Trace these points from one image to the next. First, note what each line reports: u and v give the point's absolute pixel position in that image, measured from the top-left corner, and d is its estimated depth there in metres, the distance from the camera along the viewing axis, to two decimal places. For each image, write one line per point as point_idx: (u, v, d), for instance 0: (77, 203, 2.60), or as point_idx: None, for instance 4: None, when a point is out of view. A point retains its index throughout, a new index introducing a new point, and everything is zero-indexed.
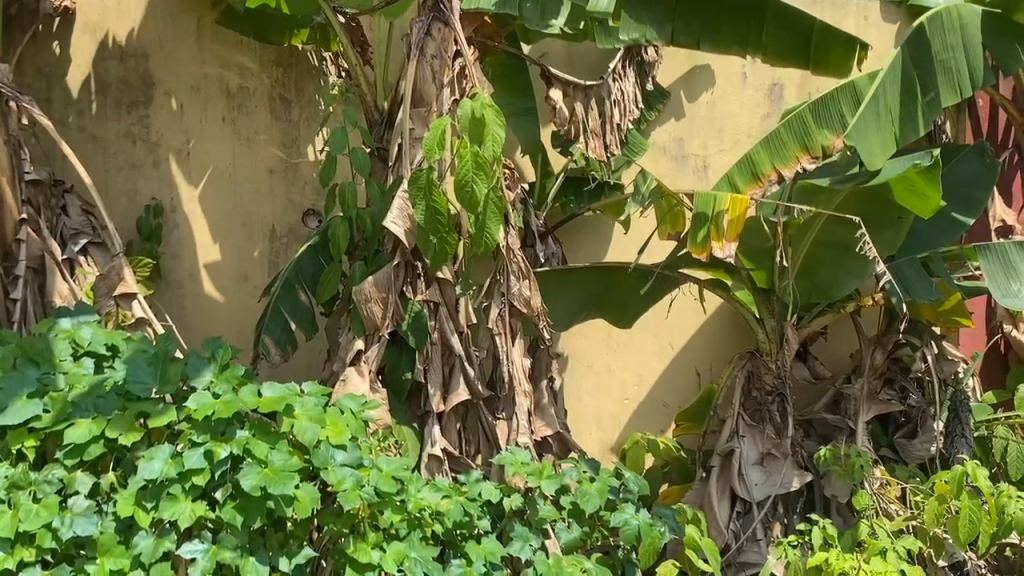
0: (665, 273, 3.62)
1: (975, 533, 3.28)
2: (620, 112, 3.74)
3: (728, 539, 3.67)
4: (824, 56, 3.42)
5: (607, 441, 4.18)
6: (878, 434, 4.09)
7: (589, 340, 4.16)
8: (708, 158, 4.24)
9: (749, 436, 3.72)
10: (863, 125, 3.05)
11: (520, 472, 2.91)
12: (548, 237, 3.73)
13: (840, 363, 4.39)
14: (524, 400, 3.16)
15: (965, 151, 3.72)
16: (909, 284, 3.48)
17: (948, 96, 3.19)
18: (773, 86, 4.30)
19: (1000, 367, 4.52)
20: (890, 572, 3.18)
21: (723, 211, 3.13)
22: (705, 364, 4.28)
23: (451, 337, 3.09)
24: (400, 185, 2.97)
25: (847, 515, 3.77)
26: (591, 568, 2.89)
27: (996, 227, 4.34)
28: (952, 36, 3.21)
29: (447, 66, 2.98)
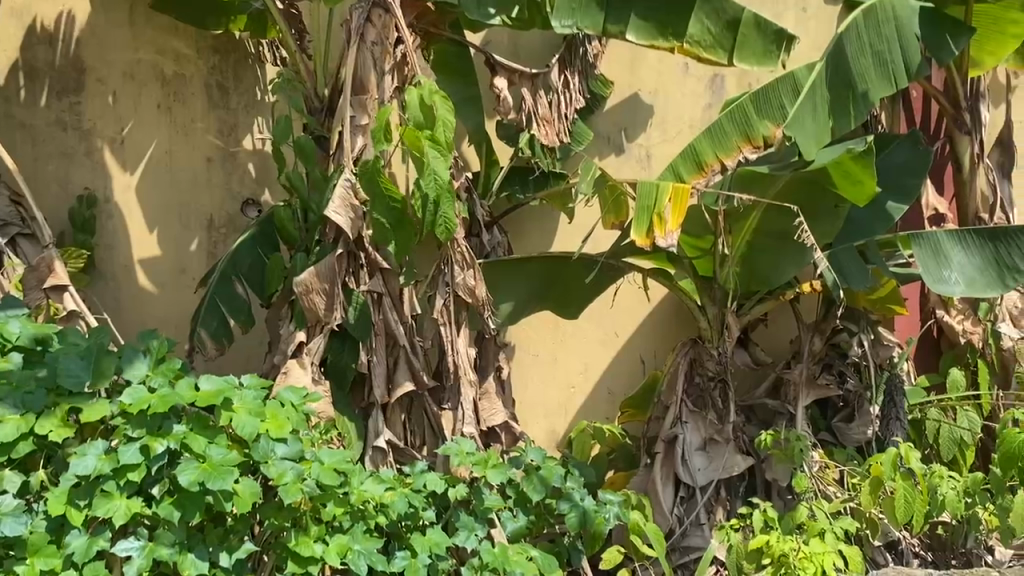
0: (609, 262, 3.65)
1: (910, 513, 3.36)
2: (565, 101, 3.79)
3: (673, 524, 3.74)
4: (749, 47, 3.44)
5: (555, 429, 4.20)
6: (817, 418, 4.17)
7: (536, 331, 4.17)
8: (651, 148, 4.26)
9: (691, 422, 3.78)
10: (800, 114, 3.17)
11: (466, 462, 2.89)
12: (493, 226, 3.70)
13: (780, 350, 4.48)
14: (469, 389, 3.15)
15: (898, 139, 3.83)
16: (848, 274, 3.54)
17: (884, 85, 3.25)
18: (714, 77, 4.35)
19: (932, 352, 4.66)
20: (828, 552, 3.25)
21: (665, 199, 3.16)
22: (649, 351, 4.32)
23: (395, 326, 3.06)
24: (342, 172, 2.92)
25: (788, 498, 3.82)
26: (536, 556, 2.91)
27: (929, 216, 4.46)
28: (885, 28, 3.29)
29: (387, 54, 2.98)
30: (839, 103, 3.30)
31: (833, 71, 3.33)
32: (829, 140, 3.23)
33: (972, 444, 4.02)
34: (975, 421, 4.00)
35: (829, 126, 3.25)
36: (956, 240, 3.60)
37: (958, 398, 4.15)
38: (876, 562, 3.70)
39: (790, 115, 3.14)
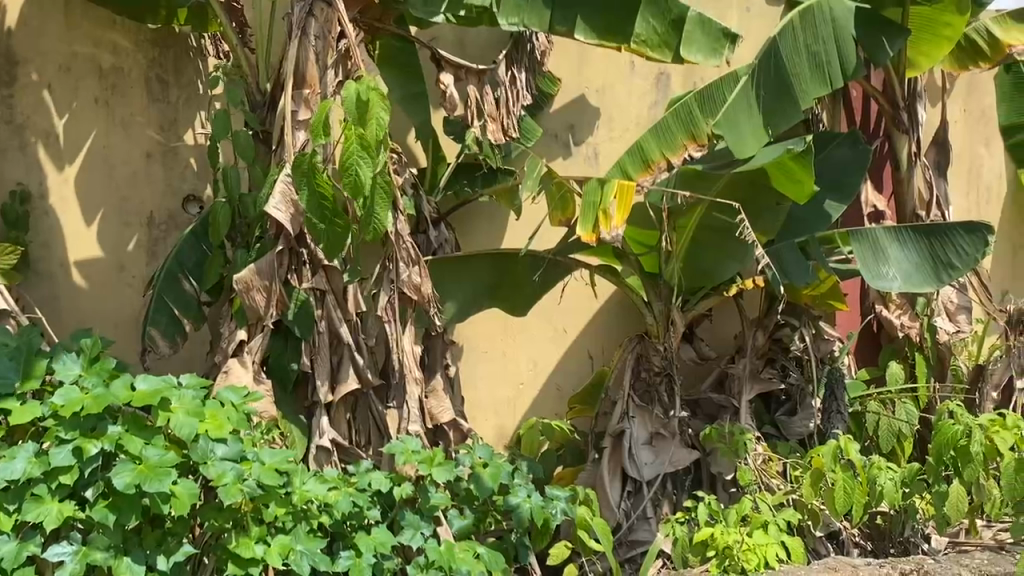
0: (555, 259, 3.66)
1: (849, 503, 3.44)
2: (511, 98, 3.75)
3: (620, 519, 3.77)
4: (694, 44, 3.48)
5: (504, 426, 4.18)
6: (760, 412, 4.23)
7: (484, 327, 4.12)
8: (598, 145, 4.27)
9: (639, 417, 3.80)
10: (733, 114, 3.26)
11: (411, 461, 2.87)
12: (441, 222, 3.64)
13: (724, 344, 4.54)
14: (414, 387, 3.14)
15: (839, 138, 3.92)
16: (788, 270, 3.61)
17: (819, 87, 3.32)
18: (660, 76, 4.38)
19: (872, 345, 4.76)
20: (771, 543, 3.34)
21: (610, 198, 3.17)
22: (596, 346, 4.35)
23: (340, 325, 3.03)
24: (282, 169, 2.89)
25: (732, 491, 3.89)
26: (482, 553, 2.91)
27: (868, 213, 4.56)
28: (822, 29, 3.36)
29: (330, 48, 2.96)
30: (776, 102, 3.35)
31: (770, 70, 3.38)
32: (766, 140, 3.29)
33: (910, 436, 4.10)
34: (913, 413, 4.08)
35: (763, 124, 3.32)
36: (893, 237, 3.68)
37: (898, 390, 4.25)
38: (818, 552, 3.75)
39: (722, 113, 3.23)
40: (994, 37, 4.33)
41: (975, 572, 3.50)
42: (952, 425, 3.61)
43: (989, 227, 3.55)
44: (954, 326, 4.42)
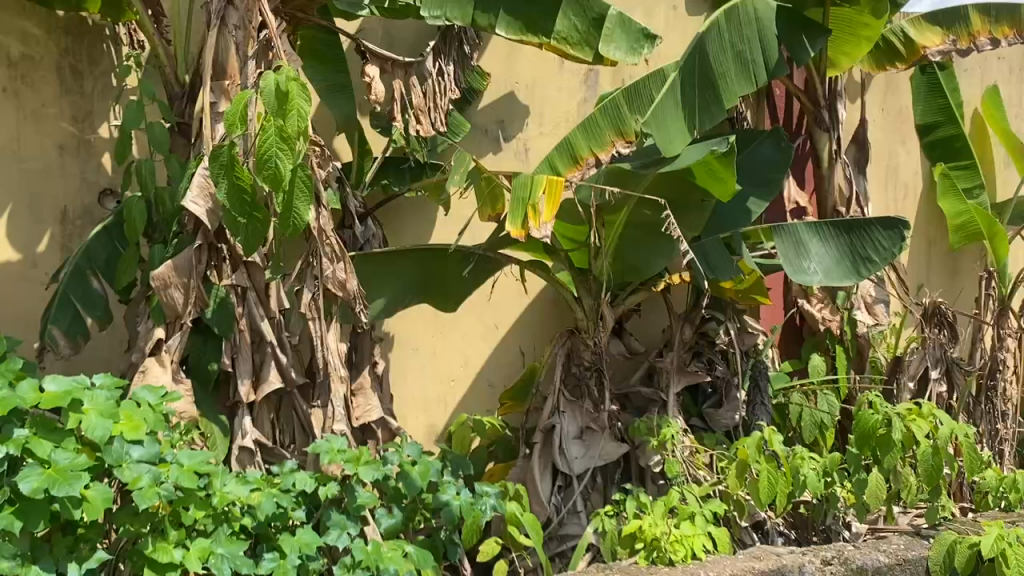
0: (487, 254, 3.62)
1: (773, 494, 3.50)
2: (438, 91, 3.68)
3: (551, 514, 3.78)
4: (614, 42, 3.49)
5: (434, 424, 4.13)
6: (688, 404, 4.28)
7: (413, 322, 4.08)
8: (528, 141, 4.26)
9: (569, 411, 3.82)
10: (660, 112, 3.27)
11: (337, 460, 2.83)
12: (367, 217, 3.60)
13: (652, 338, 4.60)
14: (340, 386, 3.09)
15: (761, 137, 4.02)
16: (714, 264, 3.66)
17: (745, 84, 3.39)
18: (588, 71, 4.40)
19: (795, 339, 4.88)
20: (698, 534, 3.41)
21: (540, 192, 3.17)
22: (528, 343, 4.35)
23: (260, 323, 2.99)
24: (200, 162, 2.82)
25: (661, 483, 3.91)
26: (411, 551, 2.89)
27: (791, 209, 4.67)
28: (747, 28, 3.44)
29: (251, 38, 2.90)
30: (700, 99, 3.39)
31: (696, 66, 3.41)
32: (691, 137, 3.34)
33: (832, 426, 4.21)
34: (834, 403, 4.22)
35: (689, 122, 3.37)
36: (814, 231, 3.77)
37: (820, 381, 4.35)
38: (744, 542, 3.81)
39: (650, 112, 3.24)
40: (910, 38, 4.46)
41: (892, 557, 3.62)
42: (872, 414, 3.70)
43: (906, 223, 3.66)
44: (873, 318, 4.55)
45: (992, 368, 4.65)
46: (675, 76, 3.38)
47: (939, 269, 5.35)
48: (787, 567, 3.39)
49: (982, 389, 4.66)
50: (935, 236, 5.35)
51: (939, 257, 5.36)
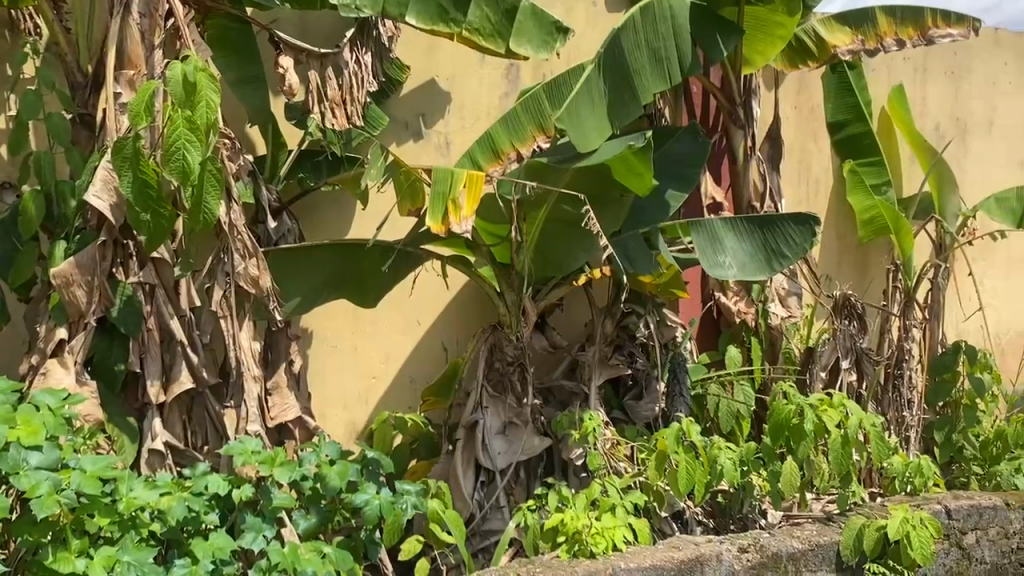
0: (407, 248, 3.58)
1: (691, 483, 3.58)
2: (357, 83, 3.61)
3: (473, 509, 3.78)
4: (526, 35, 3.51)
5: (355, 422, 4.07)
6: (609, 396, 4.33)
7: (331, 319, 4.00)
8: (449, 135, 4.20)
9: (491, 407, 3.81)
10: (576, 109, 3.29)
11: (251, 461, 2.76)
12: (283, 212, 3.50)
13: (574, 332, 4.63)
14: (254, 385, 3.01)
15: (679, 131, 4.04)
16: (633, 258, 3.70)
17: (659, 83, 3.44)
18: (509, 65, 4.36)
19: (712, 332, 4.96)
20: (618, 526, 3.45)
21: (460, 186, 3.16)
22: (451, 338, 4.28)
23: (170, 320, 2.90)
24: (103, 155, 2.72)
25: (583, 476, 3.95)
26: (330, 552, 2.84)
27: (708, 204, 4.74)
28: (662, 26, 3.48)
29: (156, 27, 2.84)
30: (616, 96, 3.44)
31: (612, 64, 3.45)
32: (608, 134, 3.38)
33: (748, 416, 4.34)
34: (750, 396, 4.35)
35: (607, 120, 3.41)
36: (730, 227, 3.85)
37: (735, 372, 4.46)
38: (663, 532, 3.84)
39: (566, 108, 3.25)
40: (820, 38, 4.59)
41: (806, 543, 3.72)
42: (786, 405, 3.80)
43: (817, 219, 3.74)
44: (786, 311, 4.67)
45: (899, 358, 4.82)
46: (590, 73, 3.39)
47: (849, 262, 5.52)
48: (705, 556, 3.46)
49: (890, 377, 4.82)
50: (846, 229, 5.50)
51: (848, 250, 5.51)
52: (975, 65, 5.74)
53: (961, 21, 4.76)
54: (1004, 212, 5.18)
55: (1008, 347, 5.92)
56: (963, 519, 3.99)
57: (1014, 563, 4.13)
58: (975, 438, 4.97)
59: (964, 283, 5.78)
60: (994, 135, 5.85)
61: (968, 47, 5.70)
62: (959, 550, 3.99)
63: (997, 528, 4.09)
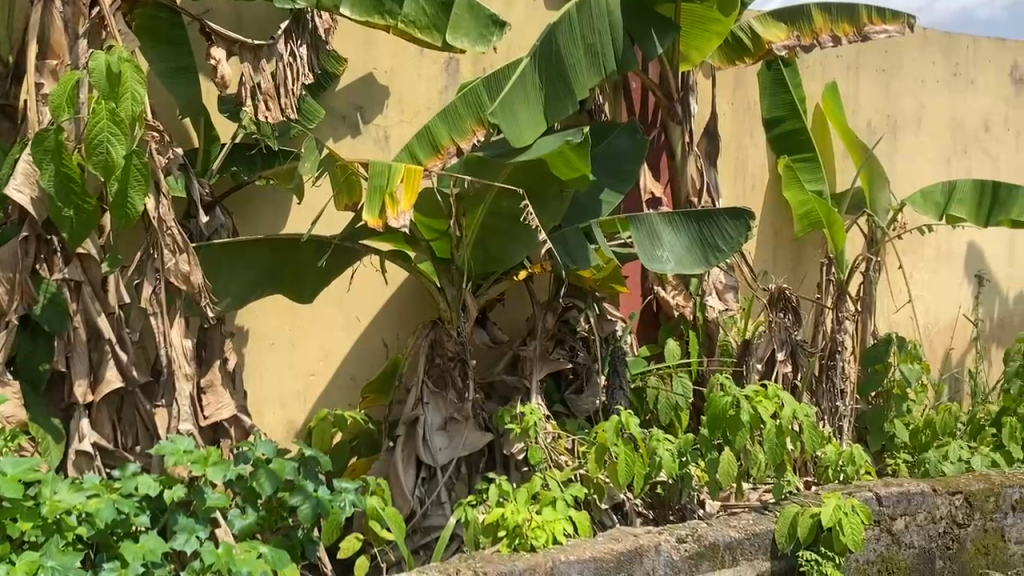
0: (343, 244, 3.55)
1: (630, 475, 3.61)
2: (291, 76, 3.56)
3: (414, 506, 3.76)
4: (461, 26, 3.57)
5: (294, 420, 4.01)
6: (551, 390, 4.35)
7: (268, 316, 3.93)
8: (388, 129, 4.16)
9: (432, 402, 3.79)
10: (509, 103, 3.31)
11: (183, 461, 2.71)
12: (216, 206, 3.45)
13: (517, 327, 4.63)
14: (186, 384, 2.95)
15: (617, 128, 4.06)
16: (573, 253, 3.74)
17: (595, 76, 3.48)
18: (448, 59, 4.32)
19: (651, 326, 5.03)
20: (559, 519, 3.47)
21: (398, 181, 3.13)
22: (391, 334, 4.22)
23: (97, 318, 2.82)
24: (24, 148, 2.64)
25: (524, 471, 3.93)
26: (266, 553, 2.79)
27: (646, 199, 4.78)
28: (599, 23, 3.52)
29: (81, 15, 2.75)
30: (552, 91, 3.46)
31: (547, 59, 3.48)
32: (542, 129, 3.40)
33: (686, 408, 4.37)
34: (687, 387, 4.36)
35: (542, 115, 3.42)
36: (668, 222, 3.89)
37: (674, 365, 4.52)
38: (603, 524, 3.88)
39: (499, 102, 3.27)
40: (756, 34, 4.68)
41: (742, 532, 3.79)
42: (722, 397, 3.86)
43: (751, 213, 3.81)
44: (722, 304, 4.76)
45: (832, 349, 4.93)
46: (524, 67, 3.43)
47: (785, 255, 5.63)
48: (644, 548, 3.49)
49: (823, 368, 4.93)
50: (781, 223, 5.60)
51: (783, 244, 5.62)
52: (904, 63, 5.90)
53: (897, 18, 4.81)
54: (930, 205, 5.32)
55: (937, 338, 6.10)
56: (893, 505, 4.10)
57: (941, 547, 4.25)
58: (905, 426, 5.11)
59: (894, 276, 5.94)
60: (922, 131, 6.01)
61: (897, 46, 5.85)
62: (889, 535, 4.11)
63: (925, 514, 4.20)
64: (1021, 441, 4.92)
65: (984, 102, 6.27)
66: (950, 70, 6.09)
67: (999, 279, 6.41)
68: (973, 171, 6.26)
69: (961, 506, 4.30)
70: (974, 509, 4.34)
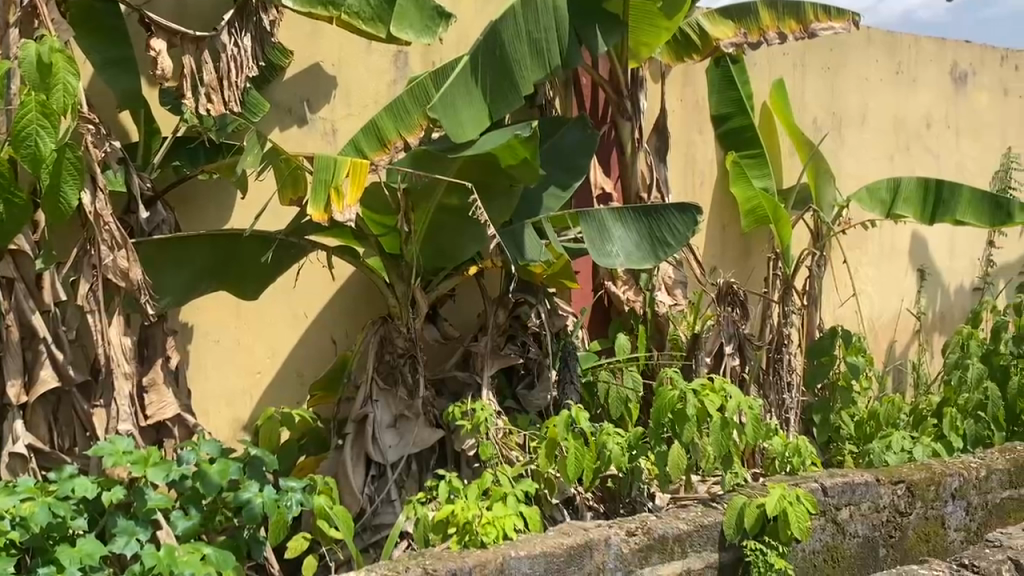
0: (288, 239, 3.49)
1: (580, 469, 3.62)
2: (235, 68, 3.50)
3: (364, 504, 3.73)
4: (406, 23, 3.58)
5: (241, 420, 3.95)
6: (502, 386, 4.36)
7: (212, 313, 3.85)
8: (335, 123, 4.10)
9: (382, 400, 3.76)
10: (448, 99, 3.27)
11: (122, 462, 2.65)
12: (157, 201, 3.37)
13: (467, 323, 4.62)
14: (125, 383, 2.92)
15: (569, 123, 4.09)
16: (524, 250, 3.66)
17: (540, 72, 3.50)
18: (398, 53, 4.27)
19: (602, 320, 5.04)
20: (509, 515, 3.46)
21: (343, 175, 3.09)
22: (340, 330, 4.17)
23: (30, 314, 2.80)
24: None
25: (475, 467, 3.93)
26: (210, 554, 2.74)
27: (597, 195, 4.80)
28: (544, 18, 3.52)
29: (11, 5, 2.68)
30: (495, 87, 3.45)
31: (490, 54, 3.45)
32: (486, 126, 3.39)
33: (636, 400, 4.40)
34: (638, 380, 4.41)
35: (483, 111, 3.41)
36: (618, 218, 3.91)
37: (624, 360, 4.55)
38: (554, 519, 3.90)
39: (438, 97, 3.23)
40: (704, 31, 4.71)
41: (691, 524, 3.82)
42: (670, 390, 3.89)
43: (698, 208, 3.83)
44: (671, 299, 4.80)
45: (779, 342, 5.00)
46: (467, 62, 3.39)
47: (733, 251, 5.70)
48: (594, 542, 3.50)
49: (770, 361, 5.00)
50: (730, 218, 5.66)
51: (732, 240, 5.69)
52: (848, 61, 6.00)
53: (842, 16, 4.92)
54: (874, 201, 5.42)
55: (881, 331, 6.23)
56: (838, 495, 4.18)
57: (884, 535, 4.34)
58: (851, 418, 5.20)
59: (839, 271, 6.04)
60: (866, 129, 6.12)
61: (842, 45, 5.95)
62: (833, 525, 4.18)
63: (869, 503, 4.28)
64: (961, 431, 5.05)
65: (925, 101, 6.41)
66: (893, 68, 6.21)
67: (940, 273, 6.56)
68: (915, 168, 6.40)
69: (903, 495, 4.39)
70: (916, 498, 4.43)
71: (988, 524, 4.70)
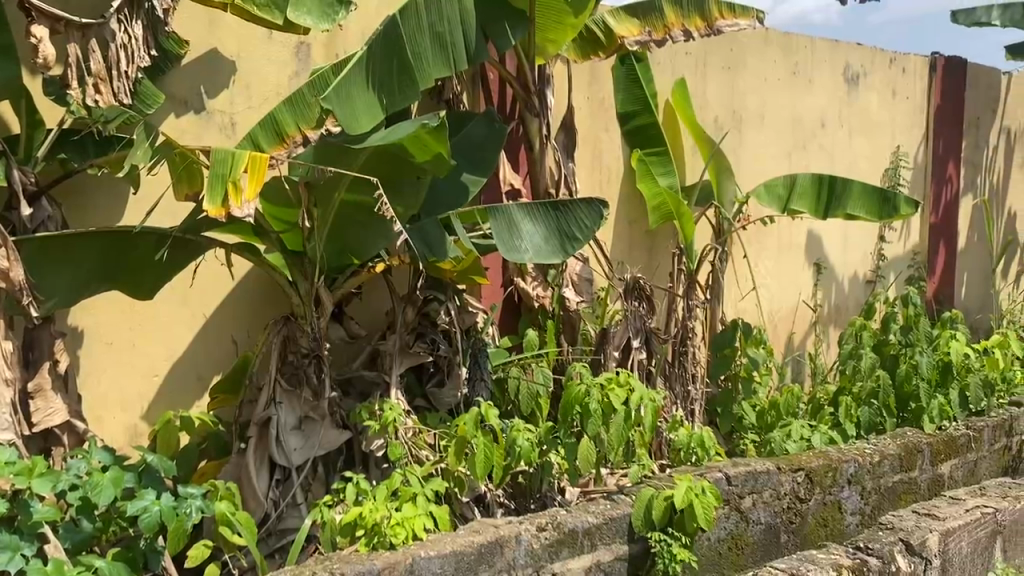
0: (184, 236, 3.33)
1: (490, 466, 3.60)
2: (126, 57, 3.33)
3: (268, 509, 3.63)
4: (303, 4, 3.54)
5: (137, 424, 3.79)
6: (412, 385, 4.29)
7: (104, 314, 3.68)
8: (235, 115, 3.97)
9: (286, 401, 3.65)
10: (343, 88, 3.22)
11: (4, 474, 2.52)
12: (41, 196, 3.20)
13: (375, 322, 4.55)
14: (6, 391, 2.85)
15: (474, 116, 4.08)
16: (433, 246, 3.66)
17: (441, 67, 3.47)
18: (299, 45, 4.16)
19: (511, 314, 5.03)
20: (418, 515, 3.41)
21: (241, 169, 2.99)
22: (241, 331, 4.03)
23: None
24: None
25: (384, 467, 3.86)
26: (101, 566, 2.63)
27: (506, 190, 4.78)
28: (447, 10, 3.50)
29: None
30: (394, 79, 3.39)
31: (390, 44, 3.40)
32: (381, 120, 3.33)
33: (546, 395, 4.37)
34: (548, 375, 4.39)
35: (380, 102, 3.36)
36: (526, 213, 3.90)
37: (532, 355, 4.57)
38: (465, 517, 3.86)
39: (333, 85, 3.18)
40: (609, 28, 4.77)
41: (599, 518, 3.85)
42: (576, 386, 3.92)
43: (604, 202, 3.88)
44: (577, 295, 4.85)
45: (683, 336, 5.11)
46: (365, 48, 3.36)
47: (639, 247, 5.79)
48: (504, 538, 3.49)
49: (676, 354, 5.09)
50: (637, 215, 5.75)
51: (638, 235, 5.77)
52: (747, 59, 6.15)
53: (747, 12, 5.02)
54: (771, 198, 5.60)
55: (780, 323, 6.43)
56: (741, 484, 4.28)
57: (785, 521, 4.48)
58: (752, 408, 5.33)
59: (740, 265, 6.19)
60: (765, 126, 6.30)
61: (741, 44, 6.10)
62: (737, 513, 4.29)
63: (770, 491, 4.41)
64: (855, 419, 5.25)
65: (820, 100, 6.64)
66: (790, 68, 6.41)
67: (835, 267, 6.83)
68: (810, 165, 6.65)
69: (802, 482, 4.53)
70: (814, 485, 4.59)
71: (881, 507, 4.90)
